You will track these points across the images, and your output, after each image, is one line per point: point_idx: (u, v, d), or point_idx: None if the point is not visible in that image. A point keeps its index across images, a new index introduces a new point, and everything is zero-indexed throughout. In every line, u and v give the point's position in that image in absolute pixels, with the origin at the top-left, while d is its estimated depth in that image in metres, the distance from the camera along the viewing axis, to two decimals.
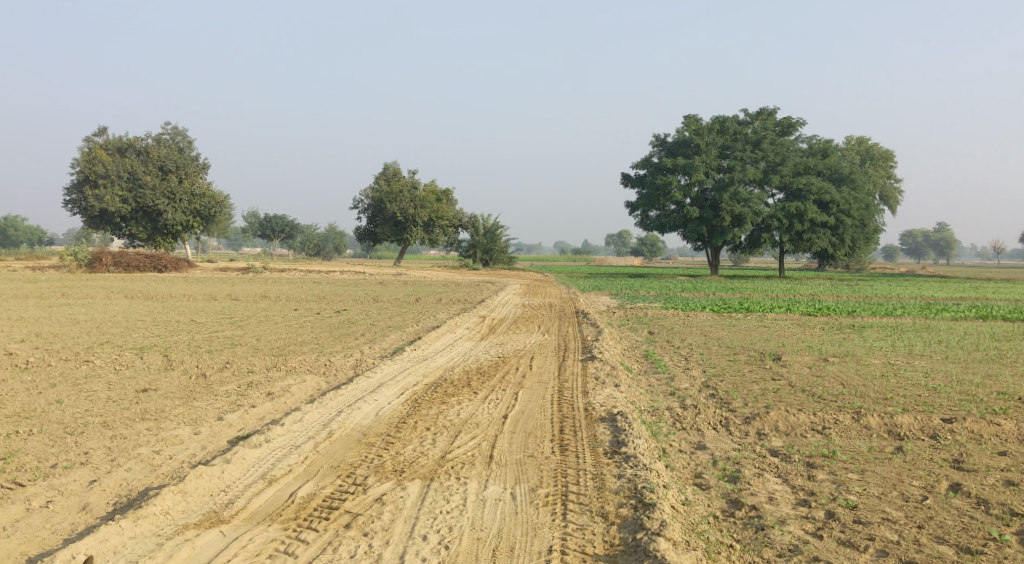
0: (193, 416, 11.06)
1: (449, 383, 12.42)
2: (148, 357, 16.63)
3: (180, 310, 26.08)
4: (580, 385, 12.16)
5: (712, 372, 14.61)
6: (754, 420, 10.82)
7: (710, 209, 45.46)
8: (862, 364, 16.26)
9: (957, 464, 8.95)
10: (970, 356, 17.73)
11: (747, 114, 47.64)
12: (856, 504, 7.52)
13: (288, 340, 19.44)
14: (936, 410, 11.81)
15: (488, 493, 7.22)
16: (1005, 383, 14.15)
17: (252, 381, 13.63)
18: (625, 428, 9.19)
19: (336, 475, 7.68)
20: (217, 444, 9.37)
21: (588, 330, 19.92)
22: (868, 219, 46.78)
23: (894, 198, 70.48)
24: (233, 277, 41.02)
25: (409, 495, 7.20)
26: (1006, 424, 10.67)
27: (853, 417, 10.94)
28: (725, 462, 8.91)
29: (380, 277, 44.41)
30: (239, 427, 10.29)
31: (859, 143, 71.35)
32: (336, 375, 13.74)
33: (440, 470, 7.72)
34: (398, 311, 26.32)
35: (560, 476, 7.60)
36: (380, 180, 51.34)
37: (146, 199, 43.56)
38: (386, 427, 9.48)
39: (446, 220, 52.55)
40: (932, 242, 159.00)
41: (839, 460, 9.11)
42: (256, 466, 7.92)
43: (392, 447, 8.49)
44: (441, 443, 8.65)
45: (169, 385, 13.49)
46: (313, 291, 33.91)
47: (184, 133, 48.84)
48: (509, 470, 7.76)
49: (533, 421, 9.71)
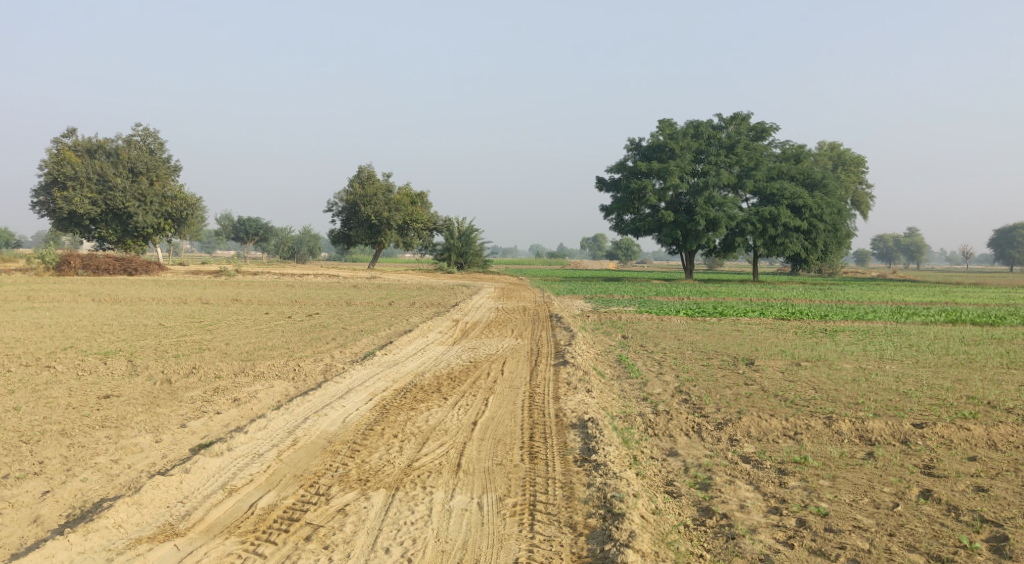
0: (155, 424, 10.79)
1: (419, 388, 12.21)
2: (112, 362, 16.24)
3: (148, 314, 25.57)
4: (552, 391, 12.01)
5: (684, 376, 14.55)
6: (726, 426, 10.76)
7: (684, 213, 45.61)
8: (834, 368, 16.29)
9: (928, 470, 8.93)
10: (941, 361, 17.84)
11: (721, 118, 47.86)
12: (827, 511, 7.45)
13: (257, 344, 19.11)
14: (907, 415, 11.83)
15: (454, 503, 7.05)
16: (974, 388, 14.23)
17: (218, 387, 13.35)
18: (596, 435, 9.06)
19: (298, 484, 7.47)
20: (177, 452, 9.12)
21: (562, 334, 19.80)
22: (840, 224, 47.25)
23: (866, 203, 71.36)
24: (205, 281, 40.41)
25: (374, 505, 7.01)
26: (976, 429, 10.69)
27: (825, 422, 10.92)
28: (697, 468, 8.82)
29: (355, 280, 43.99)
30: (202, 434, 10.04)
31: (831, 149, 72.24)
32: (304, 381, 13.48)
33: (406, 479, 7.54)
34: (371, 315, 26.04)
35: (528, 485, 7.45)
36: (354, 183, 50.92)
37: (116, 202, 42.86)
38: (353, 434, 9.28)
39: (421, 223, 52.28)
40: (902, 247, 161.05)
41: (810, 466, 9.06)
42: (216, 476, 7.69)
43: (357, 456, 8.29)
44: (408, 451, 8.47)
45: (133, 391, 13.16)
46: (285, 295, 33.53)
47: (155, 135, 48.20)
48: (476, 478, 7.60)
49: (503, 428, 9.56)
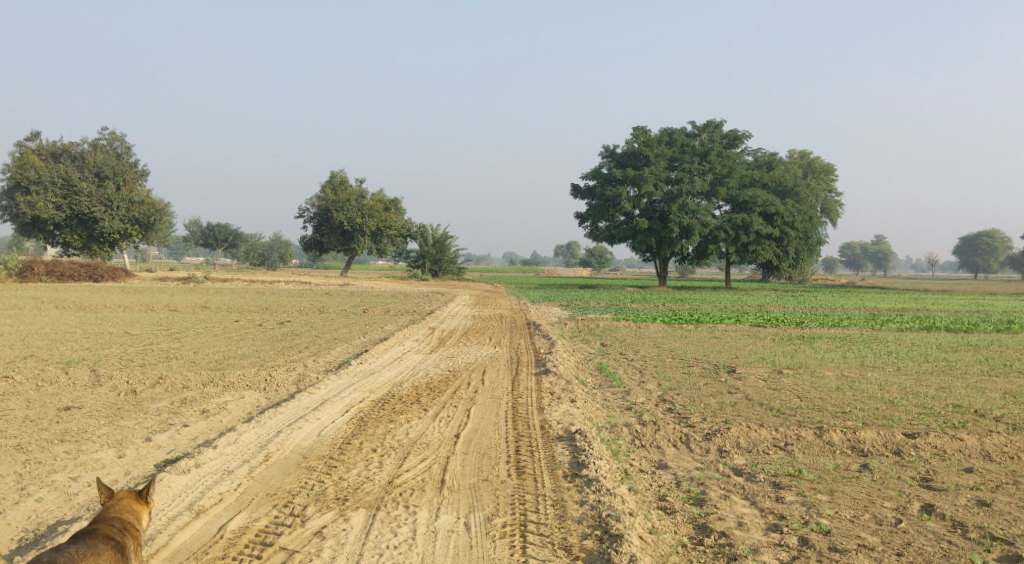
0: (117, 438, 10.20)
1: (396, 399, 11.74)
2: (73, 372, 15.56)
3: (113, 322, 24.73)
4: (535, 401, 11.60)
5: (667, 385, 14.20)
6: (714, 436, 10.44)
7: (658, 220, 45.51)
8: (817, 376, 16.06)
9: (926, 482, 8.66)
10: (920, 368, 17.70)
11: (694, 126, 47.81)
12: (829, 529, 7.16)
13: (227, 353, 18.51)
14: (896, 424, 11.58)
15: (440, 524, 6.63)
16: (958, 396, 14.04)
17: (186, 398, 12.79)
18: (585, 448, 8.66)
19: (272, 504, 6.98)
20: (142, 469, 8.59)
21: (540, 343, 19.40)
22: (811, 231, 47.54)
23: (835, 211, 72.11)
24: (173, 288, 39.50)
25: (353, 527, 6.57)
26: (969, 439, 10.46)
27: (815, 432, 10.62)
28: (689, 482, 8.47)
29: (326, 287, 43.24)
30: (168, 449, 9.50)
31: (802, 157, 73.01)
32: (276, 392, 12.98)
33: (387, 498, 7.09)
34: (343, 323, 25.41)
35: (518, 504, 7.04)
36: (326, 189, 50.22)
37: (82, 207, 41.77)
38: (329, 448, 8.80)
39: (394, 229, 51.66)
40: (869, 255, 163.34)
41: (806, 479, 8.74)
42: (183, 495, 7.16)
43: (335, 472, 7.82)
44: (388, 467, 8.02)
45: (96, 402, 12.54)
46: (255, 302, 32.81)
47: (122, 139, 47.19)
48: (462, 497, 7.17)
49: (486, 441, 9.14)
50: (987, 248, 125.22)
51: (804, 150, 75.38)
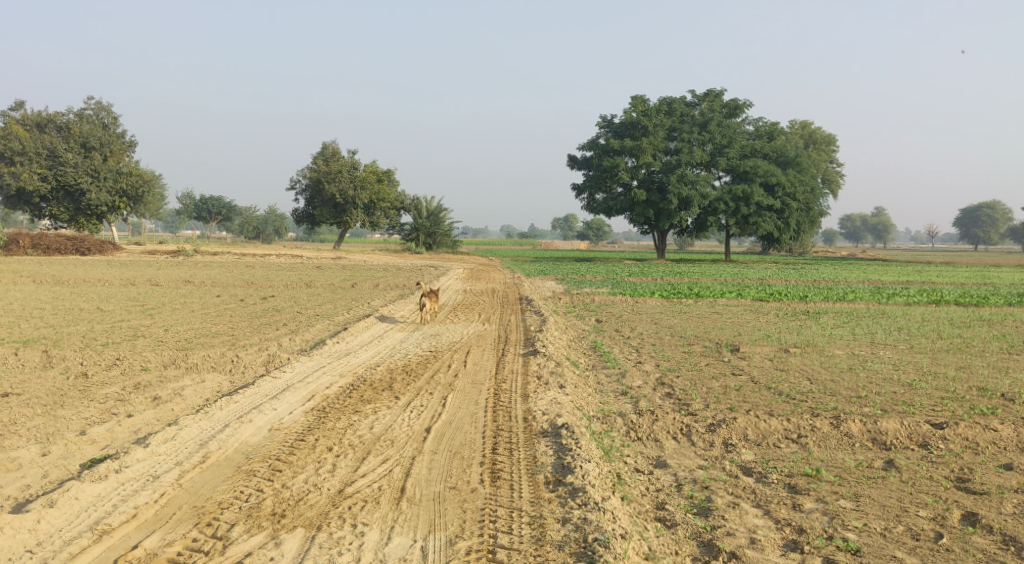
0: (47, 431, 9.03)
1: (367, 386, 10.58)
2: (26, 353, 14.32)
3: (89, 298, 23.53)
4: (520, 388, 10.43)
5: (666, 366, 13.08)
6: (719, 427, 9.28)
7: (657, 192, 44.08)
8: (826, 355, 14.96)
9: (964, 484, 7.54)
10: (935, 345, 16.57)
11: (694, 95, 46.10)
12: (859, 547, 6.14)
13: (199, 331, 17.27)
14: (919, 411, 10.43)
15: (391, 551, 5.53)
16: (982, 377, 12.84)
17: (140, 383, 11.62)
18: (571, 446, 7.52)
19: (193, 523, 5.86)
20: (64, 470, 7.46)
21: (532, 319, 18.18)
22: (813, 203, 46.28)
23: (836, 181, 70.96)
24: (161, 261, 38.23)
25: (284, 554, 5.49)
26: (1005, 429, 9.29)
27: (831, 422, 9.46)
28: (692, 486, 7.34)
29: (318, 261, 41.85)
30: (102, 444, 8.34)
31: (802, 127, 71.12)
32: (241, 376, 11.84)
33: (332, 513, 5.98)
34: (329, 298, 24.27)
35: (488, 522, 5.92)
36: (317, 160, 48.84)
37: (67, 177, 40.25)
38: (278, 447, 7.66)
39: (387, 202, 50.24)
40: (869, 227, 161.91)
41: (825, 481, 7.60)
42: (88, 511, 5.98)
43: (278, 478, 6.68)
44: (343, 471, 6.88)
45: (39, 388, 11.38)
46: (242, 276, 31.37)
47: (108, 109, 45.66)
48: (422, 511, 6.05)
49: (460, 437, 8.01)
50: (987, 219, 124.42)
51: (805, 120, 73.66)
